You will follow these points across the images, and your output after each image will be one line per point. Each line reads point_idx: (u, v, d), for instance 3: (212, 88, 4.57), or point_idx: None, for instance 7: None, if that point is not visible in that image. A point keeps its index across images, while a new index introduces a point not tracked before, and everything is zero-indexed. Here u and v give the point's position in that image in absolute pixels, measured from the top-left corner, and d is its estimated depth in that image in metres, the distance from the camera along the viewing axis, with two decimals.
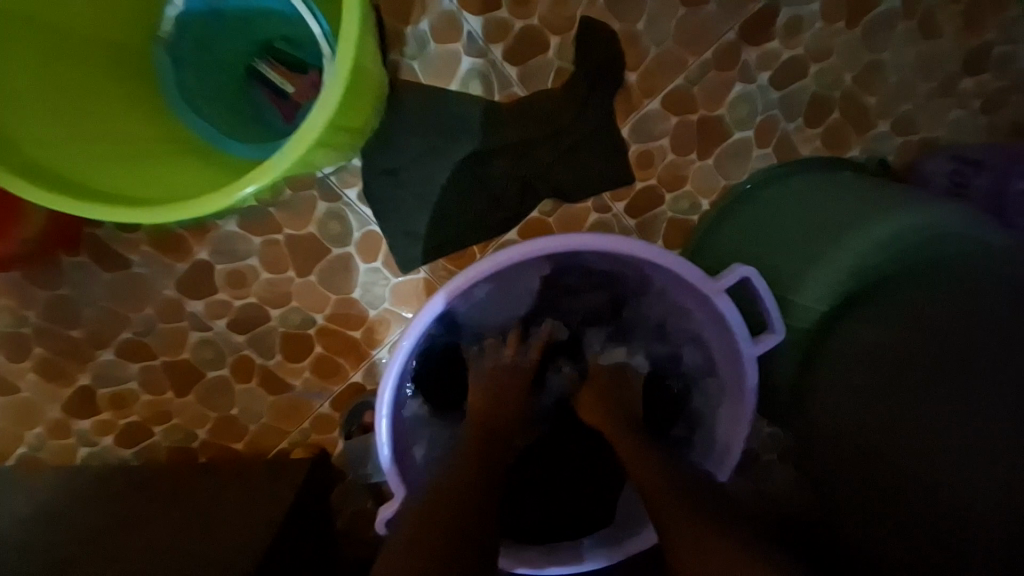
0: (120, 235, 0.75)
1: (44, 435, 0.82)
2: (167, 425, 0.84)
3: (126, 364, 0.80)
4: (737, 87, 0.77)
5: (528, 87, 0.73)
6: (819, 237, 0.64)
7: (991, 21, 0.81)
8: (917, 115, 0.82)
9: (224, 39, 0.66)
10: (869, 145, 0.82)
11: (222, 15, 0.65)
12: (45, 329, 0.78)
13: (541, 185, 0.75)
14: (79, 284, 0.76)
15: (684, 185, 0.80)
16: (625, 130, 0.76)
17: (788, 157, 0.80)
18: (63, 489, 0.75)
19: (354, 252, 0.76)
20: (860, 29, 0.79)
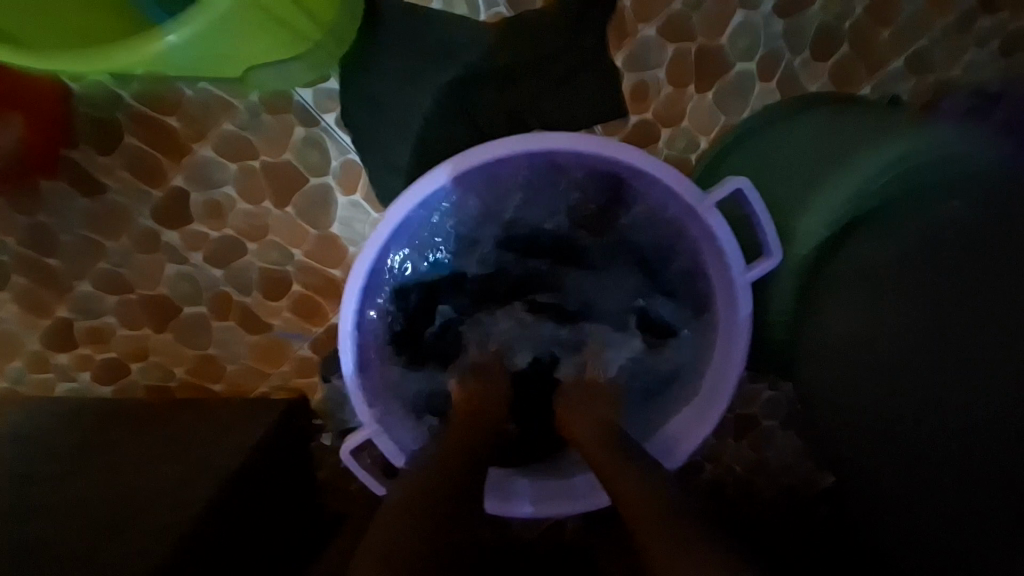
0: (96, 158, 0.73)
1: (21, 368, 0.82)
2: (145, 362, 0.82)
3: (104, 296, 0.79)
4: (737, 15, 0.73)
5: (516, 9, 0.70)
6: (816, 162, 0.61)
7: None
8: (933, 53, 0.78)
9: None
10: (879, 83, 0.77)
11: None
12: (24, 257, 0.77)
13: (528, 114, 0.71)
14: (55, 211, 0.75)
15: (681, 121, 0.75)
16: (618, 58, 0.72)
17: (792, 93, 0.76)
18: (37, 417, 0.74)
19: (334, 184, 0.74)
20: None
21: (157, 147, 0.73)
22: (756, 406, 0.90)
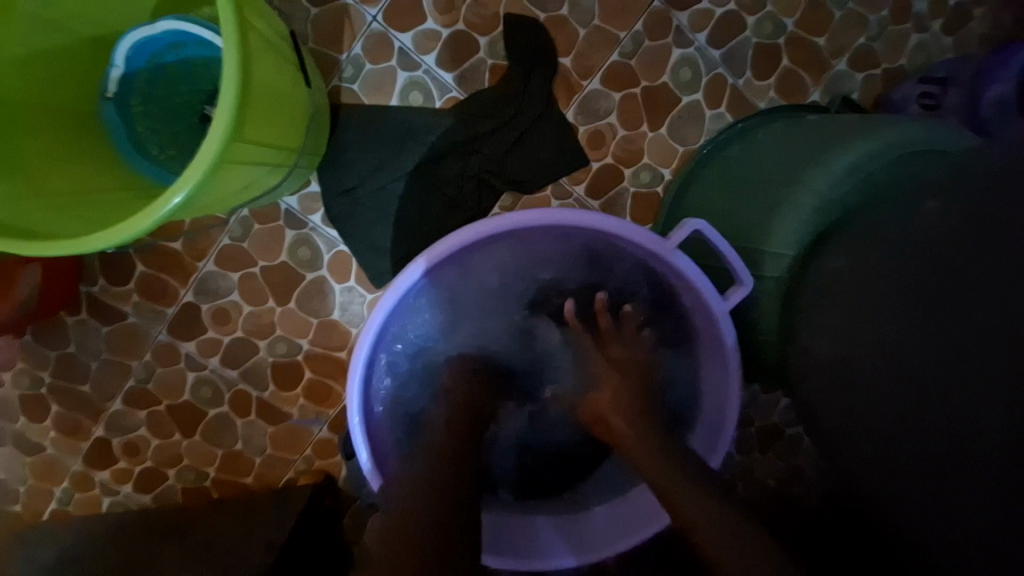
0: (112, 288, 0.80)
1: (70, 490, 0.87)
2: (180, 467, 0.87)
3: (134, 412, 0.84)
4: (674, 52, 0.77)
5: (466, 89, 0.75)
6: (778, 179, 0.63)
7: None
8: (874, 47, 0.80)
9: (170, 89, 0.69)
10: (827, 85, 0.80)
11: (152, 59, 0.67)
12: (59, 388, 0.83)
13: (495, 180, 0.76)
14: (83, 342, 0.81)
15: (641, 158, 0.79)
16: (570, 113, 0.77)
17: (743, 113, 0.79)
18: (87, 538, 0.78)
19: (327, 274, 0.79)
20: None
21: (164, 270, 0.79)
22: (776, 413, 0.89)
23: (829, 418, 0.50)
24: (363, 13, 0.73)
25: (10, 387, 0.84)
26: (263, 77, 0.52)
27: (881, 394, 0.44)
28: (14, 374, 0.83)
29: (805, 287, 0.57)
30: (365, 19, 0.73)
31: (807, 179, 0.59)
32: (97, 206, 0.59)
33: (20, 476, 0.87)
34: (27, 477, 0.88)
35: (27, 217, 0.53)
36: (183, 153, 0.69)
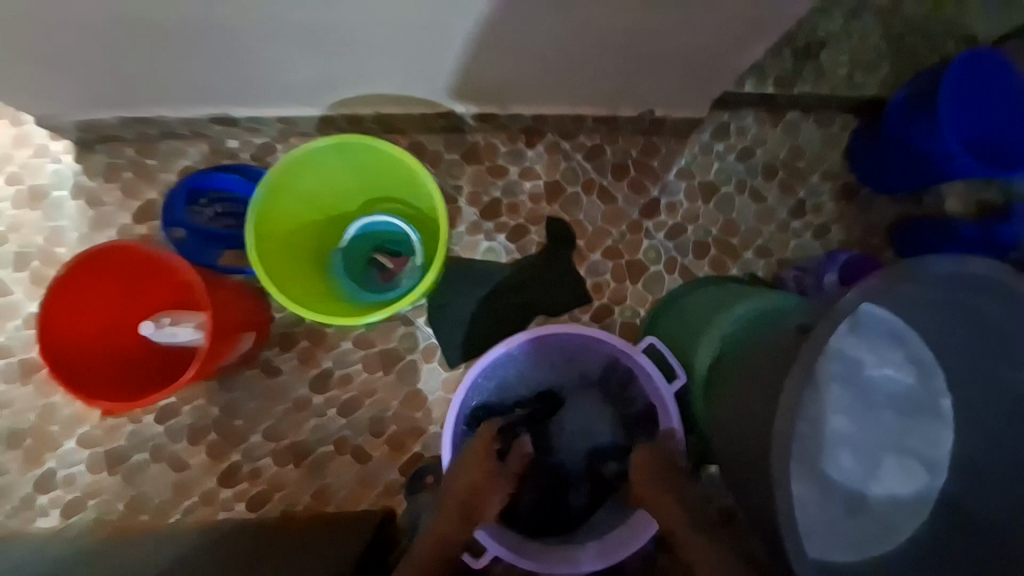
0: (280, 353, 1.19)
1: (196, 503, 1.14)
2: (283, 492, 1.16)
3: (264, 445, 1.17)
4: (646, 242, 1.28)
5: (522, 252, 1.25)
6: (705, 320, 1.07)
7: (801, 186, 1.35)
8: (769, 245, 1.31)
9: (361, 243, 1.14)
10: (741, 266, 1.30)
11: (362, 230, 1.14)
12: (219, 421, 1.17)
13: (534, 307, 1.22)
14: (246, 389, 1.18)
15: (625, 301, 1.25)
16: (582, 271, 1.26)
17: (689, 277, 1.28)
18: (217, 536, 1.03)
19: (419, 357, 1.21)
20: (715, 203, 1.32)
21: (314, 345, 1.20)
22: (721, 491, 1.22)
23: (727, 446, 0.89)
24: (467, 210, 1.26)
25: (184, 418, 1.16)
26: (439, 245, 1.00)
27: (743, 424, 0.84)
28: (190, 407, 1.16)
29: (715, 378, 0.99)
30: (467, 213, 1.26)
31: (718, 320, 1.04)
32: (325, 301, 1.03)
33: (161, 489, 1.15)
34: (166, 490, 1.15)
35: (305, 303, 0.99)
36: (360, 279, 1.12)
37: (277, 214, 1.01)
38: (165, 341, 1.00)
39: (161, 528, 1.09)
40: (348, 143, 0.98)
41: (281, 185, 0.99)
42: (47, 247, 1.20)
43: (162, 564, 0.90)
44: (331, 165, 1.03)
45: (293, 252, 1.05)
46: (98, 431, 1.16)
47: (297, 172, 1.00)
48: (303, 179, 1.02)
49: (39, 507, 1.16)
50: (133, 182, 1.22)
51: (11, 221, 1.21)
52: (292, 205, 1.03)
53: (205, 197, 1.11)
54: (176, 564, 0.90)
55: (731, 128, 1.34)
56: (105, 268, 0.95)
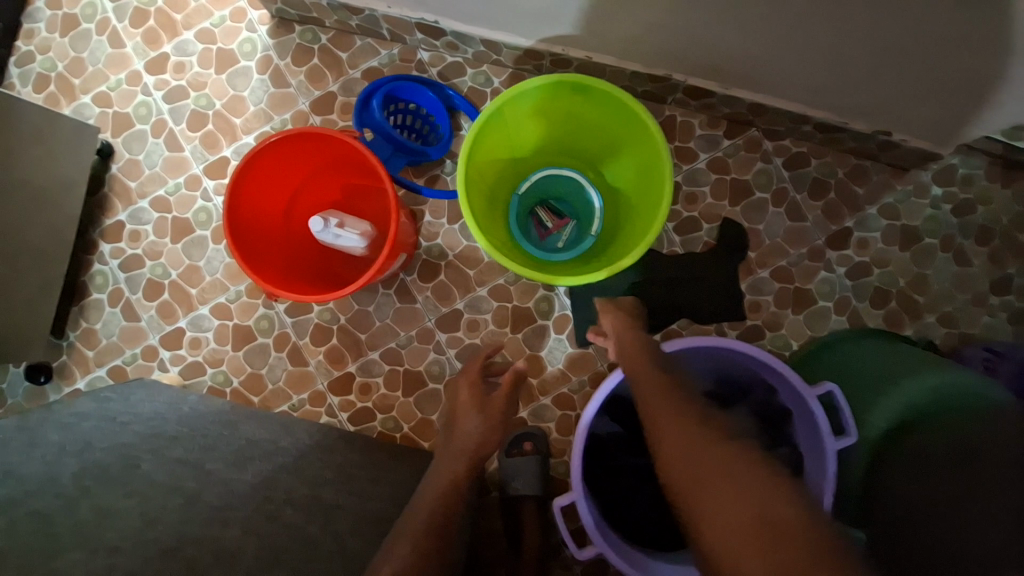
0: (419, 281, 1.17)
1: (307, 399, 1.15)
2: (387, 414, 1.15)
3: (382, 364, 1.16)
4: (821, 273, 1.17)
5: (685, 248, 1.17)
6: (882, 375, 0.96)
7: (1012, 261, 1.16)
8: (956, 315, 1.16)
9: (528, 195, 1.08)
10: (918, 328, 1.16)
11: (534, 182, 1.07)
12: (345, 328, 1.17)
13: (683, 310, 1.15)
14: (380, 306, 1.17)
15: (779, 328, 1.17)
16: (743, 284, 1.17)
17: (857, 324, 1.16)
18: (332, 437, 1.03)
19: (551, 325, 1.16)
20: (912, 252, 1.17)
21: (452, 282, 1.16)
22: None
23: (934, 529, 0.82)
24: None
25: (314, 315, 1.16)
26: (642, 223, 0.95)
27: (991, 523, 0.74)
28: (322, 307, 1.16)
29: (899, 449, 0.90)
30: None
31: (902, 386, 0.92)
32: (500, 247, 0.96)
33: (278, 376, 1.16)
34: (283, 378, 1.16)
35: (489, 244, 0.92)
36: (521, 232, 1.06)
37: (483, 141, 0.94)
38: (329, 240, 0.97)
39: (274, 411, 1.11)
40: (591, 90, 0.90)
41: (500, 114, 0.92)
42: (223, 114, 1.20)
43: (286, 457, 0.88)
44: (547, 107, 0.96)
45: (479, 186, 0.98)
46: (233, 305, 1.17)
47: (518, 103, 0.92)
48: (517, 113, 0.95)
49: (160, 360, 1.18)
50: (318, 69, 1.18)
51: (196, 78, 1.21)
52: (494, 136, 0.96)
53: (400, 106, 1.12)
54: (299, 459, 0.89)
55: (957, 173, 1.16)
56: (261, 180, 0.94)
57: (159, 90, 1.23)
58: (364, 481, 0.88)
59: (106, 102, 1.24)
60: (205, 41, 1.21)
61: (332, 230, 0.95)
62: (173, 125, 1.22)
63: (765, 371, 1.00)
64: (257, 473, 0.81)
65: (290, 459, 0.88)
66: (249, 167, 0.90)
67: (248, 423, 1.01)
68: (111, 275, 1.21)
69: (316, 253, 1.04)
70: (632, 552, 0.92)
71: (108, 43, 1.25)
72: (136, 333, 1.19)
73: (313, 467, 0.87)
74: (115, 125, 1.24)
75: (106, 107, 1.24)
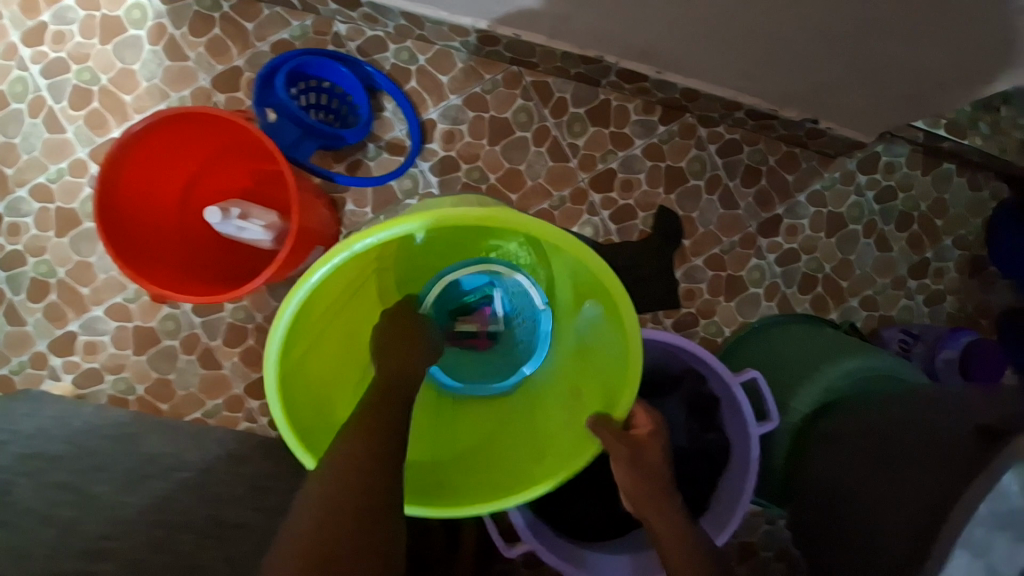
0: None
1: (223, 404, 1.08)
2: None
3: None
4: (752, 260, 1.18)
5: (621, 237, 1.15)
6: (808, 361, 0.99)
7: (929, 246, 1.21)
8: (877, 298, 1.20)
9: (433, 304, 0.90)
10: (842, 312, 1.20)
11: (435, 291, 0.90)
12: (262, 328, 1.08)
13: None
14: None
15: (712, 315, 1.17)
16: (678, 272, 1.16)
17: (785, 310, 1.19)
18: (245, 446, 0.96)
19: None
20: (838, 238, 1.20)
21: None
22: (755, 536, 1.16)
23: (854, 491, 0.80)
24: (578, 174, 1.14)
25: (227, 314, 1.08)
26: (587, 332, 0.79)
27: (876, 489, 0.76)
28: (236, 306, 1.08)
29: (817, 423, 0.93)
30: (577, 178, 1.14)
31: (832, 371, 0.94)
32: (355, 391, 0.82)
33: (189, 381, 1.08)
34: (196, 384, 1.08)
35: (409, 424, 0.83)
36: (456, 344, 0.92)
37: (315, 317, 0.78)
38: (232, 234, 0.89)
39: (183, 420, 1.03)
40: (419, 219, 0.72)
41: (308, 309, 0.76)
42: (112, 90, 1.06)
43: (185, 474, 0.81)
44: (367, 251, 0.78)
45: (338, 325, 0.83)
46: (134, 306, 1.07)
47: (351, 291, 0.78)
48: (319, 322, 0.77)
49: (52, 368, 1.07)
50: (221, 41, 1.06)
51: (79, 50, 1.07)
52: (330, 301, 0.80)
53: (306, 84, 1.02)
54: (202, 475, 0.82)
55: (879, 162, 1.19)
56: (147, 172, 0.87)
57: (36, 63, 1.07)
58: (275, 494, 0.82)
59: None
60: (87, 7, 1.06)
61: (233, 222, 0.86)
62: (54, 104, 1.07)
63: (695, 360, 1.00)
64: (147, 495, 0.75)
65: (190, 475, 0.81)
66: (127, 156, 0.81)
67: (150, 436, 0.93)
68: None
69: (225, 257, 0.95)
70: (565, 546, 0.91)
71: None
72: (20, 340, 1.07)
73: (217, 483, 0.81)
74: None
75: None
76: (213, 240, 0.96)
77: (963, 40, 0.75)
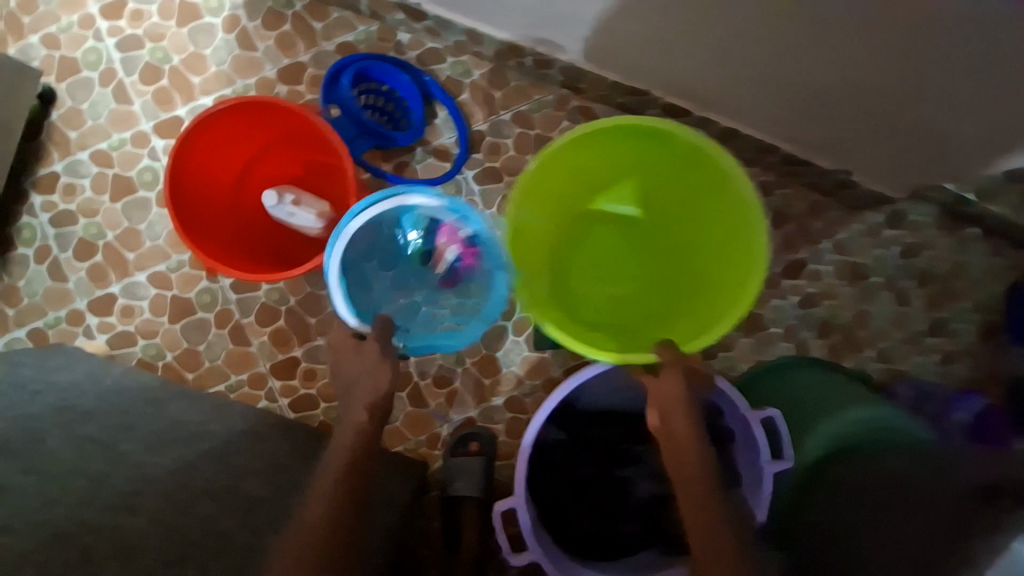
0: None
1: (245, 381, 1.10)
2: (331, 403, 1.11)
3: (330, 351, 1.12)
4: (773, 300, 1.20)
5: None
6: (820, 406, 1.01)
7: (947, 306, 1.23)
8: (892, 352, 1.22)
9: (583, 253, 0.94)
10: (856, 361, 1.22)
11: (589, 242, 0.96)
12: (293, 310, 1.11)
13: None
14: (333, 290, 1.12)
15: (729, 349, 1.20)
16: None
17: (802, 352, 1.21)
18: (266, 423, 0.98)
19: (509, 327, 1.16)
20: (858, 288, 1.23)
21: None
22: None
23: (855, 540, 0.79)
24: None
25: (261, 294, 1.11)
26: (722, 284, 0.93)
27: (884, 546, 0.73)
28: (270, 287, 1.11)
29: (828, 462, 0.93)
30: None
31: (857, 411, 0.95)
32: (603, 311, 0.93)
33: (216, 354, 1.10)
34: (222, 358, 1.10)
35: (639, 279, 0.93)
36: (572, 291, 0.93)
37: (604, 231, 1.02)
38: (283, 218, 0.93)
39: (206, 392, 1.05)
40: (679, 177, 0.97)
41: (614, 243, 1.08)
42: (182, 71, 1.12)
43: (209, 442, 0.82)
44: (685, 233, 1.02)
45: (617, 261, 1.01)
46: (173, 275, 1.11)
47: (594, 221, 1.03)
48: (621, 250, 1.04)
49: (86, 327, 1.10)
50: (291, 36, 1.12)
51: (156, 29, 1.13)
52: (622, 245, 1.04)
53: (369, 86, 1.08)
54: (225, 445, 0.84)
55: (905, 219, 1.22)
56: (213, 152, 0.93)
57: (114, 37, 1.13)
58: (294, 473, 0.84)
59: (51, 42, 1.14)
60: None
61: (285, 207, 0.91)
62: (125, 76, 1.13)
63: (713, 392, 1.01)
64: (174, 458, 0.77)
65: (215, 443, 0.83)
66: (200, 139, 0.88)
67: (176, 403, 0.95)
68: (40, 230, 1.12)
69: (275, 237, 1.00)
70: (569, 563, 0.91)
71: None
72: (60, 296, 1.11)
73: (241, 454, 0.83)
74: (60, 69, 1.14)
75: (53, 49, 1.14)
76: (266, 220, 1.01)
77: (1000, 108, 0.79)
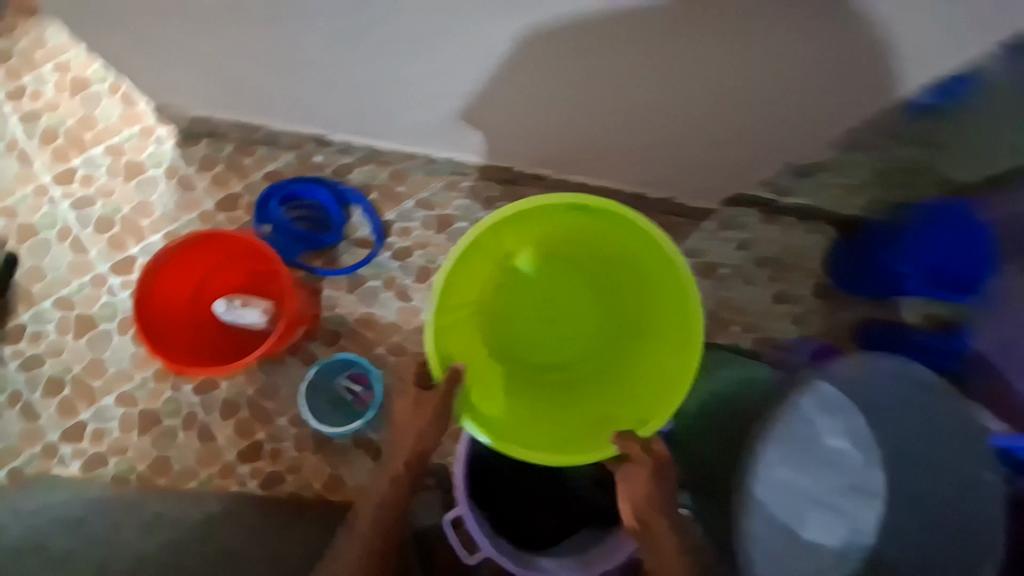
0: (323, 347, 1.31)
1: (216, 473, 1.23)
2: (298, 475, 1.25)
3: (290, 429, 1.27)
4: None
5: None
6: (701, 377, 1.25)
7: (783, 281, 1.59)
8: (754, 323, 1.57)
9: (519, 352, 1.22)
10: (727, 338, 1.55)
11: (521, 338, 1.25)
12: (252, 399, 1.27)
13: None
14: (286, 374, 1.29)
15: None
16: None
17: None
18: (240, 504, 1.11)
19: None
20: (710, 282, 1.59)
21: (357, 345, 1.33)
22: None
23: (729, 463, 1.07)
24: None
25: (222, 391, 1.27)
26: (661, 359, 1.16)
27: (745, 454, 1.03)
28: (229, 382, 1.28)
29: (703, 424, 1.16)
30: None
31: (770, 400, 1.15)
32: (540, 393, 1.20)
33: (185, 456, 1.24)
34: (191, 457, 1.24)
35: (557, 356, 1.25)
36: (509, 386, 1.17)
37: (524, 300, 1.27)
38: (234, 320, 1.14)
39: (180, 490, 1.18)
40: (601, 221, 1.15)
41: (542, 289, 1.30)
42: (131, 218, 1.35)
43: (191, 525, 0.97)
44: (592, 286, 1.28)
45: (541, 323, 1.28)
46: (139, 392, 1.26)
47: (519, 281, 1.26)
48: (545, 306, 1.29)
49: (61, 457, 1.22)
50: (223, 175, 1.38)
51: (103, 188, 1.36)
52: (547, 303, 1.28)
53: (291, 204, 1.36)
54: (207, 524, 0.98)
55: (734, 222, 1.58)
56: (170, 281, 1.15)
57: (66, 201, 1.35)
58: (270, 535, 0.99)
59: (9, 214, 1.34)
60: (113, 157, 1.37)
61: (234, 311, 1.13)
62: (80, 230, 1.34)
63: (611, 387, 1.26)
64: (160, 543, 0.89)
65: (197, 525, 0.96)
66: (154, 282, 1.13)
67: (152, 504, 1.06)
68: (8, 378, 1.26)
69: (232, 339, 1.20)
70: (519, 556, 1.07)
71: (13, 162, 1.37)
72: (35, 433, 1.24)
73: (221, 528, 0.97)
74: (20, 234, 1.33)
75: (11, 219, 1.34)
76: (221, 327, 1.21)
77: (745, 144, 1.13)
